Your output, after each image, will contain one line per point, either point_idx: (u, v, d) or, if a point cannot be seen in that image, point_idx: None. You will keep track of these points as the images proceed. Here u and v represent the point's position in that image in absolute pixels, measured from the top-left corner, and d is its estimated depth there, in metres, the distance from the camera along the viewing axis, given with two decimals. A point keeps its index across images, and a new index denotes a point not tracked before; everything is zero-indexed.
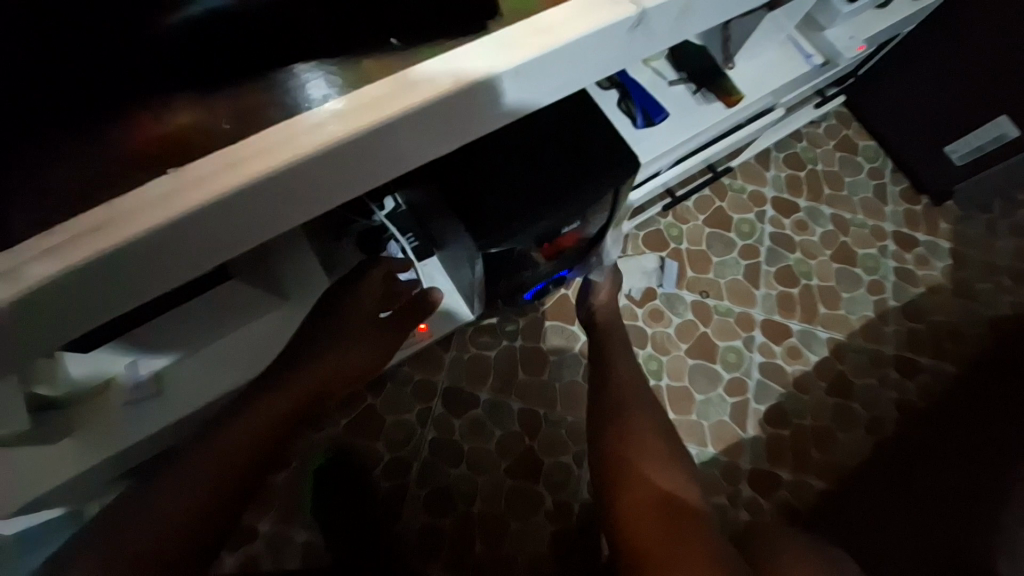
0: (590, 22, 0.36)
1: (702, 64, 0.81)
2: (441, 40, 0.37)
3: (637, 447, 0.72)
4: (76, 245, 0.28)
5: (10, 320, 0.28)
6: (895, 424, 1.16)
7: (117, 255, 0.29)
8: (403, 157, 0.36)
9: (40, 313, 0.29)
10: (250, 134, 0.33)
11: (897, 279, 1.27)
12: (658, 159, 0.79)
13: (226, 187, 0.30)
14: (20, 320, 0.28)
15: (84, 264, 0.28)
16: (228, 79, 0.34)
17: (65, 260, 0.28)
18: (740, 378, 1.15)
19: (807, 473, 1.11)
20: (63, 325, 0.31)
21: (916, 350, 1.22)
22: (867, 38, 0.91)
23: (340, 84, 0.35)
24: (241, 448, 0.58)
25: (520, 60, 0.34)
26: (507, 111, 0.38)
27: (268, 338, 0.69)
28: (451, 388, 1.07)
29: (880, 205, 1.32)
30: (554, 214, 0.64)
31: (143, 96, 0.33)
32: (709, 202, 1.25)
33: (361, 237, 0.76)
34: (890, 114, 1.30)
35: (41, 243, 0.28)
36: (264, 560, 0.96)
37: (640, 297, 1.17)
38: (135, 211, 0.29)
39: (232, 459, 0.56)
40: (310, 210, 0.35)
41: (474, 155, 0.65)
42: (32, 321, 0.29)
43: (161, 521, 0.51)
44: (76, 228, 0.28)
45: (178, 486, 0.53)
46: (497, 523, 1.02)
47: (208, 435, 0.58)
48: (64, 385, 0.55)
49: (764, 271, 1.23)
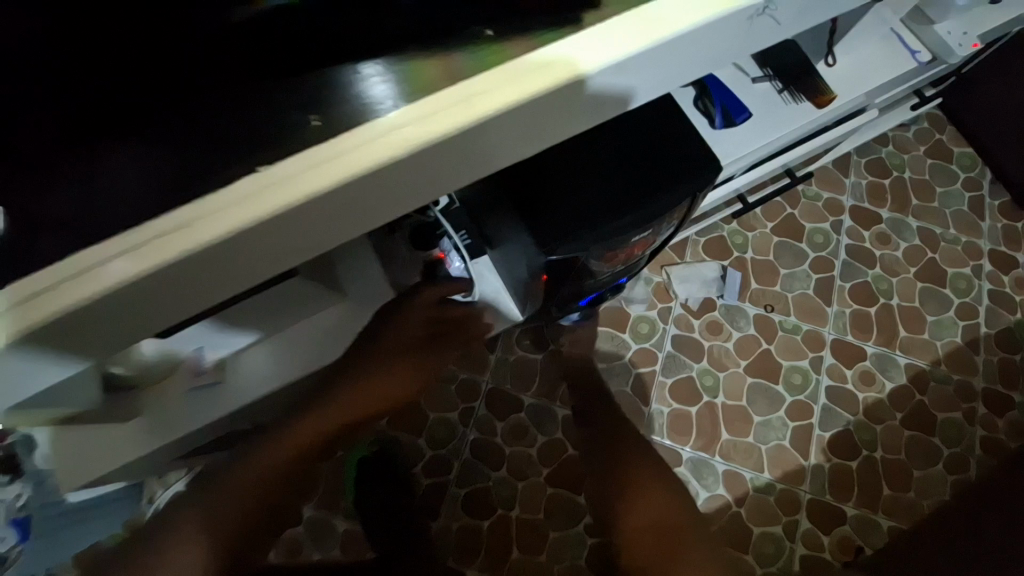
0: (704, 12, 0.32)
1: (790, 61, 0.75)
2: (545, 28, 0.33)
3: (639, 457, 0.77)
4: (151, 249, 0.27)
5: (73, 322, 0.27)
6: (979, 464, 1.05)
7: (189, 262, 0.27)
8: (485, 160, 0.33)
9: (112, 315, 0.28)
10: (335, 129, 0.30)
11: (992, 303, 1.14)
12: (737, 162, 0.73)
13: (304, 193, 0.28)
14: (87, 322, 0.27)
15: (156, 271, 0.27)
16: (312, 69, 0.32)
17: (139, 265, 0.27)
18: (805, 401, 1.07)
19: (874, 510, 1.02)
20: (127, 329, 0.29)
21: (1009, 384, 1.10)
22: (982, 34, 0.81)
23: (433, 74, 0.31)
24: (283, 451, 0.62)
25: (621, 55, 0.31)
26: (598, 111, 0.35)
27: (325, 334, 0.66)
28: (495, 389, 1.05)
29: (975, 219, 1.19)
30: (626, 219, 0.60)
31: (227, 85, 0.31)
32: (779, 209, 1.16)
33: (413, 232, 0.72)
34: (994, 119, 1.16)
35: (122, 241, 0.27)
36: (305, 545, 0.97)
37: (698, 307, 1.10)
38: (211, 215, 0.27)
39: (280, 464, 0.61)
40: (391, 211, 0.33)
41: (542, 154, 0.62)
42: (98, 323, 0.28)
43: (231, 514, 0.59)
44: (154, 229, 0.27)
45: (228, 495, 0.59)
46: (535, 532, 0.99)
47: (266, 436, 0.63)
48: (136, 368, 0.58)
49: (837, 287, 1.13)
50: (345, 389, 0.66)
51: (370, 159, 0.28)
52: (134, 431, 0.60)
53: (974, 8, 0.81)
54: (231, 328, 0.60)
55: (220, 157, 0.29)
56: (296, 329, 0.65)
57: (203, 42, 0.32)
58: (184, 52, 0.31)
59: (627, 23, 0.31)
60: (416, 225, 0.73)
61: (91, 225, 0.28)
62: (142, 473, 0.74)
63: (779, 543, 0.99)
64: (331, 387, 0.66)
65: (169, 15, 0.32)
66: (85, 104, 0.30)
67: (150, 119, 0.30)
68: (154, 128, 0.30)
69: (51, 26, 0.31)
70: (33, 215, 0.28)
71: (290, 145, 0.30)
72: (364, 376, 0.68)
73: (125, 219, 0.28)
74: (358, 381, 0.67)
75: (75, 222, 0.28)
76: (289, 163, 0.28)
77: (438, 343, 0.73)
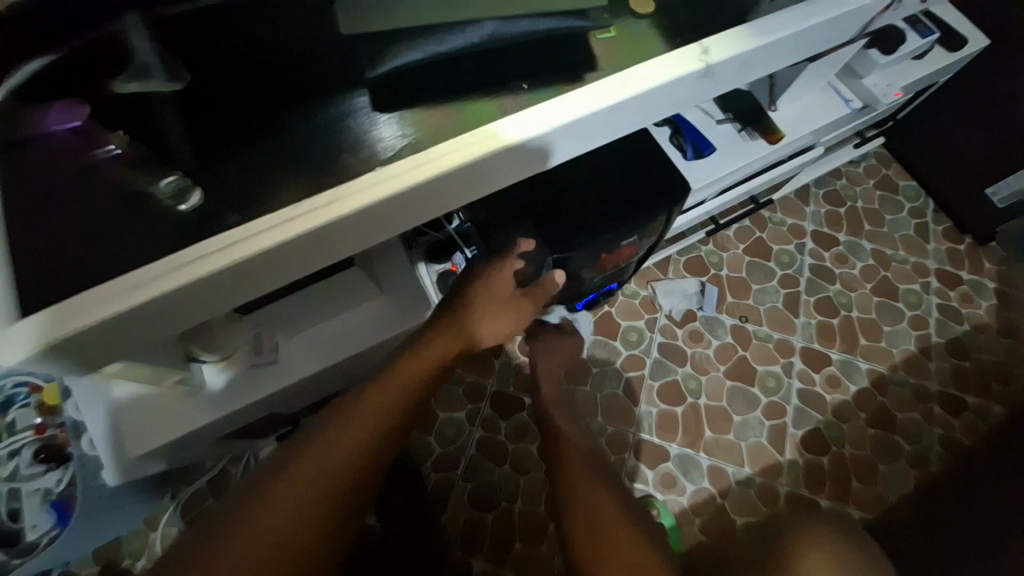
0: (650, 81, 0.47)
1: (746, 107, 0.91)
2: (554, 83, 0.47)
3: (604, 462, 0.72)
4: (253, 240, 0.39)
5: (192, 291, 0.39)
6: (938, 459, 1.16)
7: (278, 249, 0.39)
8: (492, 180, 0.47)
9: (217, 288, 0.40)
10: (401, 153, 0.43)
11: (940, 315, 1.29)
12: (707, 186, 0.88)
13: (365, 201, 0.41)
14: (198, 292, 0.39)
15: (255, 255, 0.39)
16: (389, 107, 0.46)
17: (242, 252, 0.39)
18: (779, 403, 1.18)
19: (846, 502, 1.11)
20: (220, 300, 0.41)
21: (960, 387, 1.22)
22: (904, 86, 0.98)
23: (475, 115, 0.45)
24: (313, 485, 0.54)
25: (589, 112, 0.45)
26: (573, 147, 0.49)
27: (362, 326, 0.79)
28: (499, 391, 1.15)
29: (921, 242, 1.35)
30: (614, 228, 0.74)
31: (331, 120, 0.45)
32: (749, 233, 1.32)
33: (429, 247, 0.87)
34: (930, 157, 1.35)
35: (230, 237, 0.39)
36: None
37: (681, 317, 1.23)
38: (295, 217, 0.40)
39: (317, 503, 0.54)
40: (446, 205, 0.47)
41: (545, 178, 0.76)
42: (203, 294, 0.40)
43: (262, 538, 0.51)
44: (256, 227, 0.39)
45: (261, 513, 0.52)
46: (537, 524, 1.07)
47: (300, 444, 0.57)
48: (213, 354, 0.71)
49: (804, 301, 1.27)
50: (383, 379, 0.62)
51: (440, 167, 0.42)
52: (196, 407, 0.73)
53: (896, 66, 0.99)
54: (289, 311, 0.73)
55: (324, 171, 0.43)
56: (336, 321, 0.79)
57: (315, 90, 0.45)
58: (303, 98, 0.45)
59: (593, 91, 0.46)
60: (433, 242, 0.87)
61: (262, 207, 0.41)
62: (188, 451, 0.83)
63: None
64: (350, 409, 0.59)
65: (291, 73, 0.45)
66: (243, 130, 0.43)
67: (278, 142, 0.43)
68: (281, 148, 0.43)
69: (212, 81, 0.44)
70: (220, 199, 0.41)
71: (386, 158, 0.43)
72: (382, 387, 0.61)
73: (269, 210, 0.41)
74: (373, 399, 0.60)
75: (252, 205, 0.41)
76: (384, 169, 0.42)
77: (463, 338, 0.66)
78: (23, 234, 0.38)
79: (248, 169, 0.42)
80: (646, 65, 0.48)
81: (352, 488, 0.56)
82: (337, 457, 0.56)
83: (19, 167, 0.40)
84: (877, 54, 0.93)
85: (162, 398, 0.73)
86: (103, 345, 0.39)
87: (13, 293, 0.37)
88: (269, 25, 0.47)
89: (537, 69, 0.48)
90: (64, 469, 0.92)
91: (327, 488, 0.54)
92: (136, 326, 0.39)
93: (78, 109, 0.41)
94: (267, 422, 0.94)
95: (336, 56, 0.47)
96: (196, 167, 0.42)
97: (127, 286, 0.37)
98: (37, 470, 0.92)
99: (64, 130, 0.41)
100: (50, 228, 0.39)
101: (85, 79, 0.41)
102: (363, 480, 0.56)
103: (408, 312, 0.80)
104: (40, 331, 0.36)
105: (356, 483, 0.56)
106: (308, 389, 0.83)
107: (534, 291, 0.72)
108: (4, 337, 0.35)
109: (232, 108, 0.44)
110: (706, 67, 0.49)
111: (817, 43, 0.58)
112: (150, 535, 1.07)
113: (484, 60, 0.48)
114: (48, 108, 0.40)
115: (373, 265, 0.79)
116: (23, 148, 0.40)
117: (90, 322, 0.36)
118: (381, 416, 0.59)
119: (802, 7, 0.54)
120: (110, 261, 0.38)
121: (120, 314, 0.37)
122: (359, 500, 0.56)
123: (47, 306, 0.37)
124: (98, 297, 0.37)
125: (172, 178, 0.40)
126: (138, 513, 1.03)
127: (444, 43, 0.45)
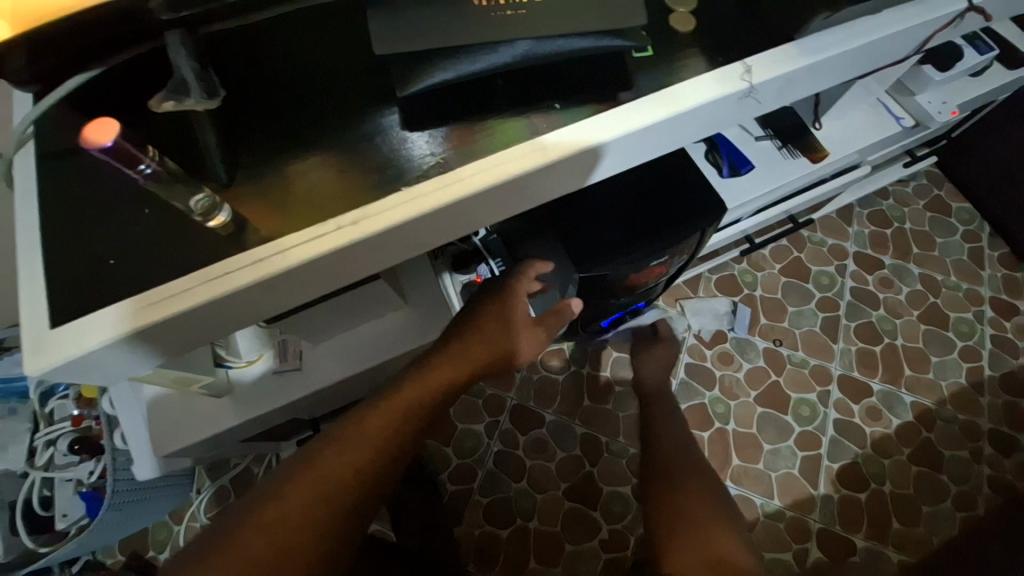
0: (684, 104, 0.45)
1: (788, 124, 0.88)
2: (587, 103, 0.46)
3: (684, 491, 0.66)
4: (271, 261, 0.39)
5: (211, 308, 0.39)
6: (988, 503, 1.07)
7: (296, 270, 0.39)
8: (515, 203, 0.46)
9: (236, 305, 0.40)
10: (426, 173, 0.43)
11: (994, 347, 1.20)
12: (744, 205, 0.85)
13: (385, 223, 0.40)
14: (216, 308, 0.39)
15: (272, 275, 0.39)
16: (420, 125, 0.45)
17: (261, 271, 0.39)
18: (814, 433, 1.12)
19: (884, 543, 1.04)
20: (242, 317, 0.42)
21: (1015, 426, 1.13)
22: (960, 102, 0.92)
23: (501, 134, 0.45)
24: (319, 492, 0.56)
25: (617, 134, 0.44)
26: (599, 170, 0.48)
27: (387, 335, 0.79)
28: (519, 405, 1.14)
29: (975, 268, 1.26)
30: (643, 248, 0.72)
31: (360, 136, 0.45)
32: (786, 252, 1.26)
33: (456, 257, 0.85)
34: (987, 178, 1.26)
35: (250, 256, 0.39)
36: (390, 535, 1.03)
37: (710, 338, 1.19)
38: (313, 239, 0.40)
39: (320, 507, 0.55)
40: (475, 224, 0.46)
41: (575, 198, 0.75)
42: (221, 310, 0.40)
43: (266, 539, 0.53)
44: (278, 247, 0.39)
45: (267, 518, 0.54)
46: (553, 542, 1.05)
47: (307, 452, 0.58)
48: (237, 356, 0.74)
49: (843, 326, 1.21)
50: (399, 396, 0.62)
51: (467, 188, 0.41)
52: (220, 408, 0.74)
53: (952, 82, 0.93)
54: (314, 323, 0.71)
55: (351, 190, 0.42)
56: (361, 331, 0.79)
57: (348, 107, 0.45)
58: (335, 114, 0.45)
59: (623, 113, 0.45)
60: (461, 251, 0.86)
61: (294, 224, 0.41)
62: (213, 451, 0.85)
63: (790, 570, 1.02)
64: (360, 419, 0.60)
65: (325, 89, 0.46)
66: (276, 147, 0.44)
67: (309, 157, 0.44)
68: (311, 163, 0.43)
69: (248, 96, 0.45)
70: (249, 215, 0.41)
71: (414, 176, 0.43)
72: (393, 399, 0.62)
73: (292, 229, 0.41)
74: (384, 411, 0.61)
75: (284, 220, 0.41)
76: (413, 187, 0.42)
77: (481, 350, 0.66)
78: (62, 242, 0.40)
79: (278, 185, 0.42)
80: (684, 86, 0.46)
81: (354, 496, 0.57)
82: (344, 466, 0.57)
83: (64, 177, 0.42)
84: (933, 69, 0.88)
85: (187, 398, 0.74)
86: (133, 355, 0.40)
87: (49, 299, 0.38)
88: (307, 41, 0.47)
89: (573, 88, 0.47)
90: (96, 462, 0.95)
91: (331, 494, 0.56)
92: (162, 338, 0.39)
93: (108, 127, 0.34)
94: (290, 424, 0.96)
95: (371, 72, 0.47)
96: (227, 182, 0.42)
97: (152, 301, 0.38)
98: (72, 460, 0.96)
99: (100, 152, 0.34)
100: (87, 237, 0.40)
101: (132, 97, 0.44)
102: (369, 489, 0.58)
103: (433, 324, 0.80)
104: (74, 340, 0.37)
105: (360, 492, 0.57)
106: (330, 396, 0.84)
107: (548, 317, 0.71)
108: (41, 345, 0.37)
109: (267, 123, 0.44)
110: (749, 87, 0.47)
111: (870, 61, 0.55)
112: (175, 527, 1.10)
113: (520, 80, 0.47)
114: (85, 131, 0.34)
115: (399, 276, 0.79)
116: (69, 160, 0.42)
117: (119, 333, 0.37)
118: (390, 427, 0.60)
119: (853, 24, 0.51)
120: (140, 272, 0.39)
121: (144, 326, 0.37)
122: (361, 507, 0.57)
123: (78, 315, 0.38)
124: (122, 312, 0.37)
125: (200, 196, 0.39)
126: (165, 505, 1.06)
127: (478, 61, 0.44)
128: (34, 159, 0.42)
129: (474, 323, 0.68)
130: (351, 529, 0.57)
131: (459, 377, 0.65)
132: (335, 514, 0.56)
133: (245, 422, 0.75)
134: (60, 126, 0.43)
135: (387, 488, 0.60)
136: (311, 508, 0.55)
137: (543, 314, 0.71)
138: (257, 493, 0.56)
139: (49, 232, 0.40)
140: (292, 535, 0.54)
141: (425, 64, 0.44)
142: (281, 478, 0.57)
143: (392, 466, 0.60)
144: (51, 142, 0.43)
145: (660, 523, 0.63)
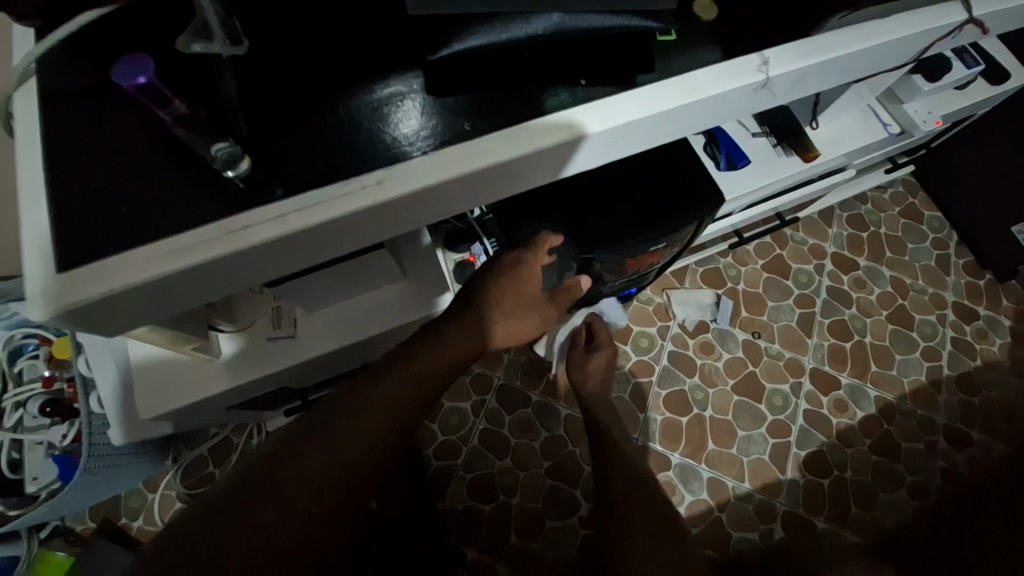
0: (704, 90, 0.47)
1: (784, 122, 0.90)
2: (612, 81, 0.47)
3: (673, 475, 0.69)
4: (289, 219, 0.39)
5: (221, 263, 0.38)
6: (938, 491, 1.15)
7: (316, 229, 0.39)
8: (532, 178, 0.47)
9: (250, 262, 0.40)
10: (452, 140, 0.43)
11: (954, 349, 1.28)
12: (738, 198, 0.87)
13: (407, 188, 0.41)
14: (227, 263, 0.39)
15: (292, 235, 0.39)
16: (447, 92, 0.45)
17: (281, 228, 0.39)
18: (784, 421, 1.18)
19: (843, 526, 1.11)
20: (252, 276, 0.42)
21: (967, 422, 1.22)
22: (944, 114, 0.96)
23: (526, 107, 0.45)
24: (321, 474, 0.56)
25: (636, 115, 0.45)
26: (615, 152, 0.49)
27: (382, 307, 0.79)
28: (506, 384, 1.15)
29: (941, 274, 1.34)
30: (642, 233, 0.74)
31: (386, 96, 0.44)
32: (769, 249, 1.31)
33: (449, 235, 0.87)
34: (960, 189, 1.32)
35: (270, 212, 0.39)
36: None
37: (693, 328, 1.22)
38: (335, 199, 0.40)
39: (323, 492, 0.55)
40: (497, 194, 0.47)
41: (578, 181, 0.76)
42: (232, 267, 0.39)
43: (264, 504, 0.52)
44: (296, 205, 0.39)
45: (268, 484, 0.54)
46: (534, 519, 1.08)
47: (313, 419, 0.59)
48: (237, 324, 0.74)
49: (818, 322, 1.26)
50: (403, 374, 0.63)
51: (489, 158, 0.42)
52: (210, 370, 0.73)
53: (938, 93, 0.97)
54: (314, 289, 0.70)
55: (373, 152, 0.42)
56: (357, 303, 0.78)
57: (373, 67, 0.45)
58: (359, 72, 0.44)
59: (642, 96, 0.46)
60: (454, 229, 0.87)
61: (314, 182, 0.41)
62: (198, 416, 0.83)
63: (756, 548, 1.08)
64: (354, 403, 0.60)
65: (348, 48, 0.45)
66: (301, 102, 0.43)
67: (333, 115, 0.43)
68: (334, 121, 0.43)
69: (270, 48, 0.44)
70: (272, 168, 0.41)
71: (434, 142, 0.43)
72: (388, 386, 0.62)
73: (313, 188, 0.40)
74: (388, 385, 0.62)
75: (307, 177, 0.41)
76: (438, 155, 0.42)
77: (475, 330, 0.68)
78: (70, 185, 0.38)
79: (301, 141, 0.42)
80: (707, 72, 0.48)
81: (358, 480, 0.58)
82: (347, 450, 0.58)
83: (70, 117, 0.40)
84: (922, 79, 0.91)
85: (176, 361, 0.73)
86: (144, 305, 0.39)
87: (56, 242, 0.37)
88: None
89: (599, 65, 0.47)
90: (69, 425, 0.93)
91: (337, 476, 0.57)
92: (171, 291, 0.39)
93: (144, 65, 0.37)
94: (278, 394, 0.95)
95: (396, 34, 0.46)
96: (250, 134, 0.41)
97: (166, 252, 0.37)
98: (42, 422, 0.92)
99: (132, 87, 0.37)
100: (99, 181, 0.39)
101: (147, 38, 0.42)
102: (363, 477, 0.58)
103: (429, 297, 0.80)
104: (86, 285, 0.36)
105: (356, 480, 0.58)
106: (321, 366, 0.83)
107: (560, 295, 0.75)
108: (50, 291, 0.36)
109: (289, 77, 0.43)
110: (765, 79, 0.48)
111: (873, 65, 0.57)
112: (150, 496, 1.08)
113: (549, 53, 0.47)
114: (118, 66, 0.37)
115: (398, 249, 0.78)
116: (75, 99, 0.41)
117: (137, 282, 0.37)
118: (389, 415, 0.61)
119: (863, 26, 0.53)
120: (157, 220, 0.38)
121: (161, 276, 0.37)
122: (356, 494, 0.58)
123: (90, 259, 0.37)
124: (133, 262, 0.37)
125: (223, 144, 0.38)
126: (140, 474, 1.04)
127: (509, 30, 0.44)
128: (37, 96, 0.40)
129: (474, 302, 0.70)
130: (351, 500, 0.58)
131: (459, 360, 0.66)
132: (340, 483, 0.57)
133: (236, 387, 0.74)
134: (66, 65, 0.41)
135: (379, 473, 0.61)
136: (314, 476, 0.55)
137: (557, 291, 0.74)
138: (258, 461, 0.56)
139: (55, 173, 0.39)
140: (296, 500, 0.54)
141: (456, 30, 0.43)
142: (285, 448, 0.56)
143: (391, 447, 0.61)
144: (59, 79, 0.41)
145: (647, 499, 0.65)
